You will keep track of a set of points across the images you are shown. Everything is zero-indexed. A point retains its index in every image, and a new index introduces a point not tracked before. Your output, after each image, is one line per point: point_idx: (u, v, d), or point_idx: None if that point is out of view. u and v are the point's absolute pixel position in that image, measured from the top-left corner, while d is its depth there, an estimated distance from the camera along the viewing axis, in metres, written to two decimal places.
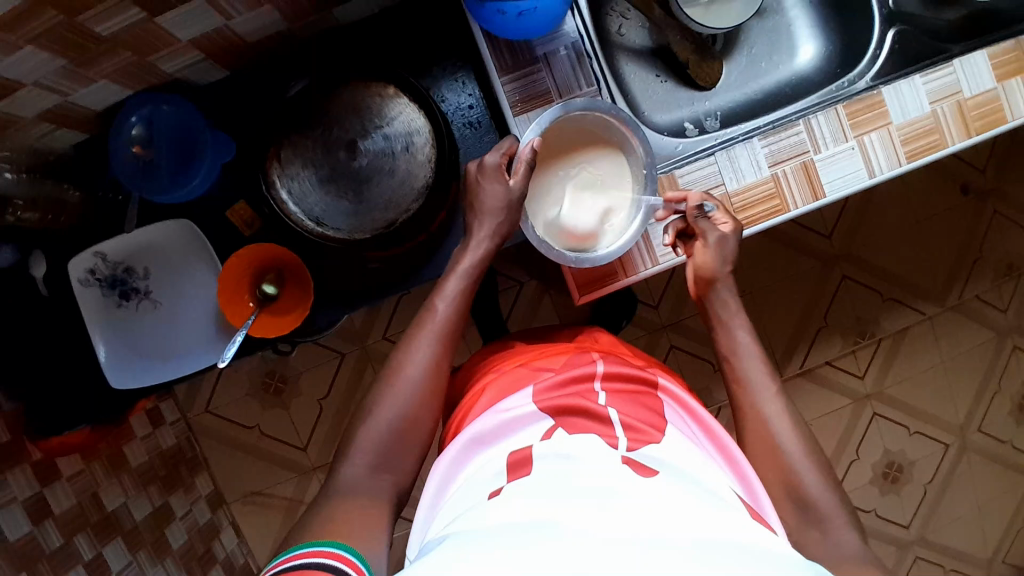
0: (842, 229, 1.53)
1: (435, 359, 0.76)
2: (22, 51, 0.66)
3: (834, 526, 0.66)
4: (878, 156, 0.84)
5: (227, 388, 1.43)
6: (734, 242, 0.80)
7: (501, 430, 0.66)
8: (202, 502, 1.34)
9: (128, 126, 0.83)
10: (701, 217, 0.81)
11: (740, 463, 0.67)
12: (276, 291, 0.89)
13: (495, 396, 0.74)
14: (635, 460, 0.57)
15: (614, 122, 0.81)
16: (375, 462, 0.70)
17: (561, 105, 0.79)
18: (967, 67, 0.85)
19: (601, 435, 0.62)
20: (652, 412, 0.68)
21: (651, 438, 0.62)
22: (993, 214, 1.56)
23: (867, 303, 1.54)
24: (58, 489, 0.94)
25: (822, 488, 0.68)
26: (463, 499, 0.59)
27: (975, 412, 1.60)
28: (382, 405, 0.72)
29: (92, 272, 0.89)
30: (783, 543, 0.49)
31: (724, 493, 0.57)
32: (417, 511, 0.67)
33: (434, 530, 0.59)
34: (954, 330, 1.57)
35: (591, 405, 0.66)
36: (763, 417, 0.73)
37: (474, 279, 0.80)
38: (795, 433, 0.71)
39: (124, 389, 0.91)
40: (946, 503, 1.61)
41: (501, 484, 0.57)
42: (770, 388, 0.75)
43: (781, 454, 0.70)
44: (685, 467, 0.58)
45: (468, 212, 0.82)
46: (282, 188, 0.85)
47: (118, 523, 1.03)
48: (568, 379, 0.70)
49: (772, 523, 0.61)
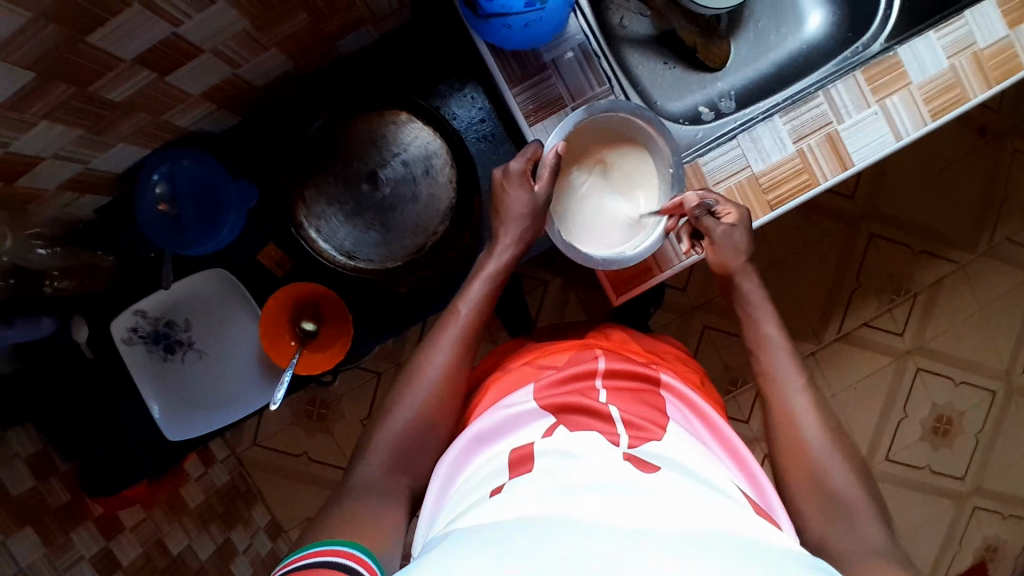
0: (863, 186, 1.50)
1: (453, 361, 0.76)
2: (39, 128, 0.67)
3: (859, 520, 0.64)
4: (903, 118, 0.82)
5: (271, 421, 1.46)
6: (743, 231, 0.79)
7: (504, 429, 0.67)
8: (261, 533, 1.37)
9: (151, 185, 0.84)
10: (706, 213, 0.79)
11: (749, 463, 0.68)
12: (315, 327, 0.88)
13: (498, 395, 0.75)
14: (636, 456, 0.58)
15: (638, 122, 0.80)
16: (391, 464, 0.70)
17: (584, 108, 0.78)
18: (979, 17, 0.83)
19: (600, 434, 0.62)
20: (652, 408, 0.68)
21: (651, 436, 0.63)
22: (1015, 152, 1.52)
23: (897, 259, 1.52)
24: (123, 540, 0.96)
25: (849, 480, 0.67)
26: (467, 498, 0.60)
27: (1018, 355, 1.57)
28: (400, 403, 0.73)
29: (134, 331, 0.90)
30: (785, 538, 0.50)
31: (720, 484, 0.58)
32: (421, 512, 0.65)
33: (437, 528, 0.59)
34: (989, 275, 1.54)
35: (589, 403, 0.67)
36: (789, 409, 0.72)
37: (497, 284, 0.81)
38: (822, 429, 0.70)
39: (183, 438, 0.91)
40: (999, 451, 1.59)
41: (503, 481, 0.58)
42: (798, 380, 0.74)
43: (805, 449, 0.69)
44: (690, 465, 0.59)
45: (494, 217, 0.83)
46: (311, 228, 0.85)
47: (185, 566, 1.05)
48: (569, 376, 0.71)
49: (779, 521, 0.61)
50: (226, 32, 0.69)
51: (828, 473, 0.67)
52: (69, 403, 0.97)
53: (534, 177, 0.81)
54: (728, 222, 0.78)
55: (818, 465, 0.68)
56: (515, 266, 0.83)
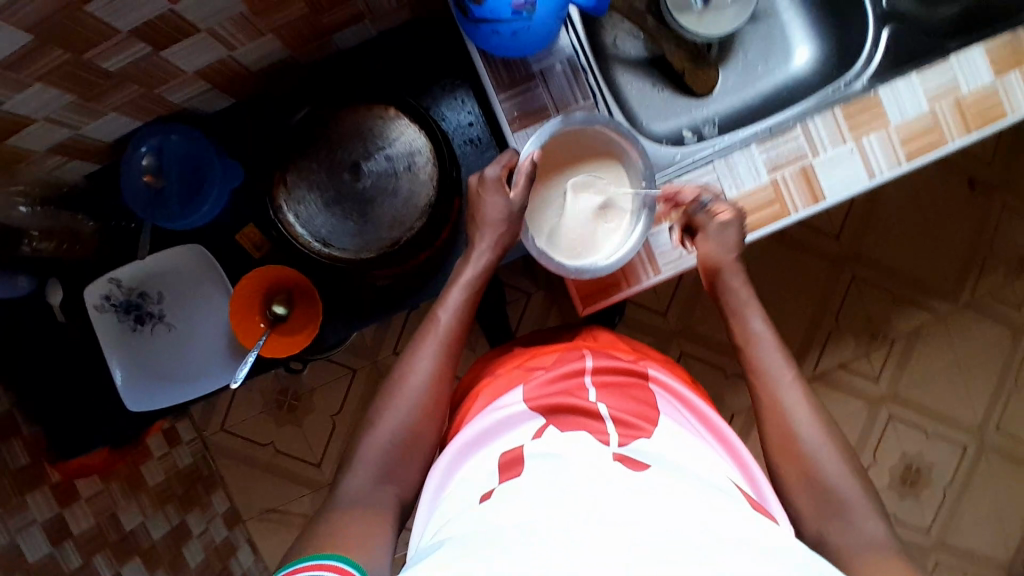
0: (849, 229, 1.52)
1: (439, 368, 0.78)
2: (31, 89, 0.69)
3: (856, 514, 0.65)
4: (878, 158, 0.84)
5: (243, 406, 1.46)
6: (735, 229, 0.80)
7: (497, 430, 0.69)
8: (219, 519, 1.38)
9: (139, 156, 0.86)
10: (701, 211, 0.81)
11: (739, 451, 0.70)
12: (286, 310, 0.90)
13: (491, 398, 0.77)
14: (625, 455, 0.59)
15: (612, 135, 0.82)
16: (377, 474, 0.71)
17: (561, 118, 0.80)
18: (963, 63, 0.85)
19: (590, 433, 0.64)
20: (641, 403, 0.71)
21: (642, 432, 0.65)
22: (1003, 208, 1.54)
23: (877, 303, 1.53)
24: (75, 510, 0.96)
25: (844, 472, 0.67)
26: (458, 500, 0.61)
27: (992, 411, 1.57)
28: (383, 415, 0.74)
29: (107, 298, 0.91)
30: (784, 535, 0.51)
31: (720, 483, 0.60)
32: (417, 515, 0.67)
33: (428, 536, 0.60)
34: (968, 328, 1.55)
35: (579, 402, 0.69)
36: (780, 406, 0.73)
37: (477, 290, 0.83)
38: (814, 422, 0.71)
39: (143, 411, 0.92)
40: (966, 506, 1.58)
41: (492, 485, 0.59)
42: (788, 374, 0.75)
43: (801, 446, 0.69)
44: (680, 460, 0.60)
45: (468, 224, 0.85)
46: (290, 212, 0.87)
47: (134, 542, 1.05)
48: (558, 375, 0.74)
49: (774, 511, 0.63)
50: (224, 14, 0.71)
51: (821, 467, 0.68)
52: (36, 364, 0.98)
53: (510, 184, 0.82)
54: (723, 219, 0.80)
55: (812, 460, 0.68)
56: (493, 271, 0.85)
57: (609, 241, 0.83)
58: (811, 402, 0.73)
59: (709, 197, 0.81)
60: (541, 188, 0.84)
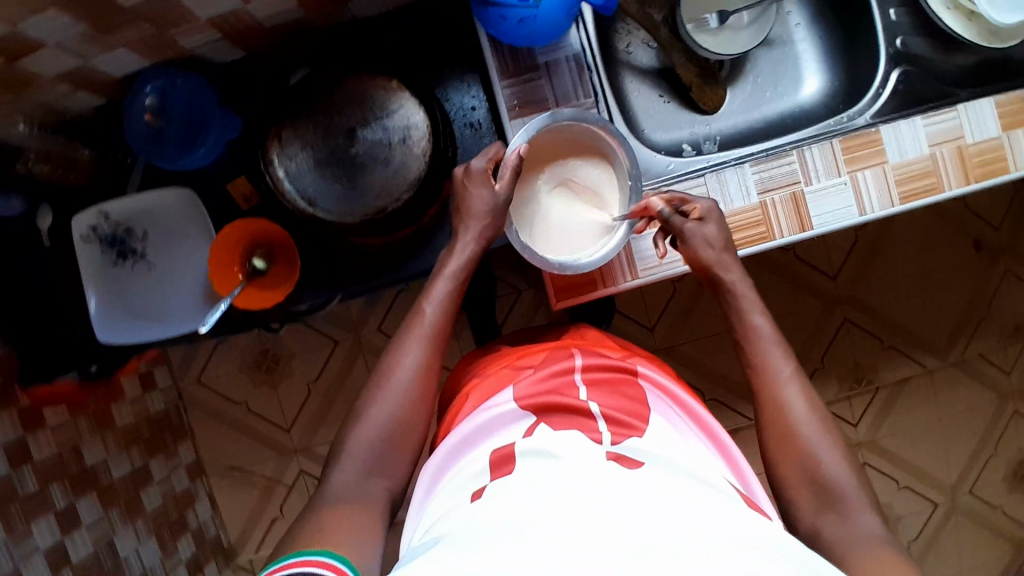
0: (847, 271, 1.51)
1: (424, 363, 0.79)
2: (45, 14, 0.68)
3: (852, 508, 0.67)
4: (870, 195, 0.84)
5: (221, 361, 1.46)
6: (716, 224, 0.80)
7: (489, 428, 0.71)
8: (182, 470, 1.41)
9: (143, 95, 0.86)
10: (675, 215, 0.80)
11: (731, 453, 0.73)
12: (265, 265, 0.90)
13: (479, 399, 0.78)
14: (620, 454, 0.62)
15: (600, 134, 0.82)
16: (367, 468, 0.73)
17: (550, 113, 0.80)
18: (972, 113, 0.85)
19: (583, 432, 0.67)
20: (628, 399, 0.74)
21: (634, 432, 0.68)
22: (1004, 272, 1.53)
23: (865, 349, 1.51)
24: (41, 437, 1.05)
25: (839, 465, 0.69)
26: (450, 498, 0.65)
27: (968, 473, 1.55)
28: (371, 410, 0.76)
29: (93, 230, 0.93)
30: (779, 527, 0.55)
31: (715, 482, 0.63)
32: (408, 517, 0.71)
33: (416, 536, 0.65)
34: (955, 387, 1.54)
35: (570, 401, 0.71)
36: (781, 398, 0.75)
37: (461, 282, 0.84)
38: (812, 417, 0.73)
39: (112, 344, 0.94)
40: (930, 564, 1.56)
41: (483, 484, 0.63)
42: (787, 369, 0.77)
43: (801, 439, 0.71)
44: (669, 455, 0.64)
45: (455, 215, 0.86)
46: (280, 167, 0.88)
47: (95, 479, 1.16)
48: (548, 373, 0.76)
49: (765, 507, 0.67)
50: None
51: (821, 460, 0.70)
52: (19, 286, 1.00)
53: (495, 176, 0.84)
54: (698, 219, 0.80)
55: (808, 450, 0.71)
56: (477, 262, 0.86)
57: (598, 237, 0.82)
58: (808, 396, 0.75)
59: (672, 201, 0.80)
60: (529, 184, 0.85)
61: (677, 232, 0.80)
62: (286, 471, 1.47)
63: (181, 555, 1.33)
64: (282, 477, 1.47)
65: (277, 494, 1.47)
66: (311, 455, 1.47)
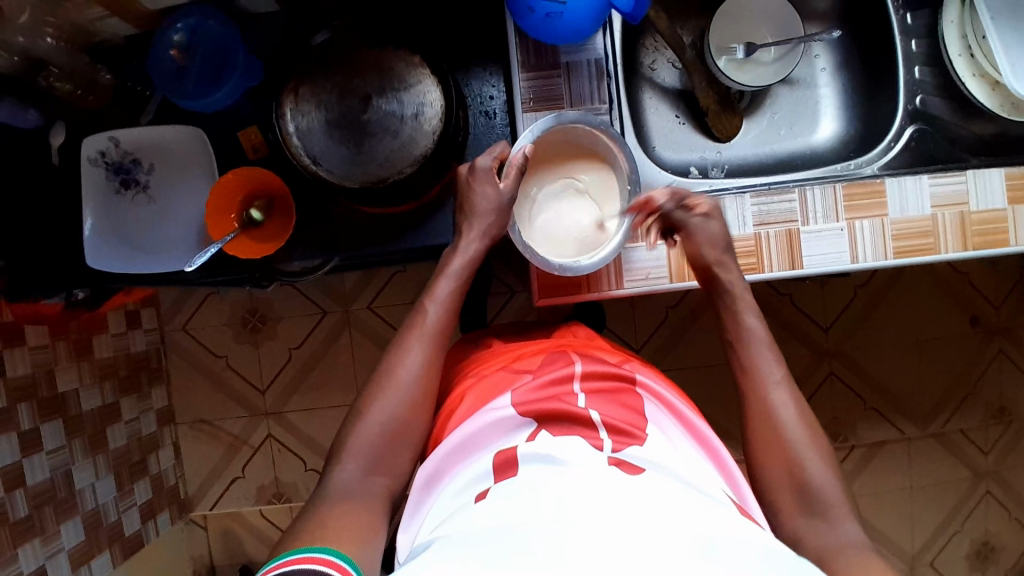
0: (841, 325, 1.49)
1: (425, 364, 0.79)
2: None
3: (829, 533, 0.68)
4: (865, 245, 0.85)
5: (207, 313, 1.44)
6: (719, 220, 0.83)
7: (486, 436, 0.71)
8: (152, 414, 1.41)
9: (172, 31, 0.88)
10: (679, 207, 0.83)
11: (729, 466, 0.74)
12: (261, 218, 0.92)
13: (477, 400, 0.77)
14: (622, 461, 0.64)
15: (603, 138, 0.84)
16: (365, 466, 0.74)
17: (555, 116, 0.82)
18: (979, 180, 0.85)
19: (584, 438, 0.68)
20: (626, 408, 0.73)
21: (633, 440, 0.68)
22: (998, 352, 1.52)
23: (847, 407, 1.50)
24: (16, 355, 1.10)
25: (819, 476, 0.71)
26: (453, 502, 0.66)
27: (931, 547, 1.53)
28: (372, 407, 0.76)
29: (102, 155, 0.95)
30: (769, 538, 0.56)
31: (713, 493, 0.65)
32: (404, 516, 0.73)
33: (421, 536, 0.66)
34: (932, 457, 1.52)
35: (570, 408, 0.71)
36: (770, 407, 0.76)
37: (464, 280, 0.84)
38: (799, 429, 0.74)
39: (102, 269, 0.96)
40: None
41: (488, 485, 0.64)
42: (776, 377, 0.78)
43: (788, 461, 0.72)
44: (668, 467, 0.65)
45: (459, 212, 0.86)
46: (291, 121, 0.89)
47: (64, 407, 1.19)
48: (546, 381, 0.75)
49: (755, 517, 0.69)
50: None
51: (795, 475, 0.72)
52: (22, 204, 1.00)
53: (499, 175, 0.85)
54: (702, 217, 0.82)
55: (790, 457, 0.72)
56: (482, 259, 0.86)
57: (594, 243, 0.84)
58: (793, 402, 0.76)
59: (682, 194, 0.84)
60: (527, 186, 0.87)
61: (680, 224, 0.83)
62: (254, 432, 1.45)
63: (137, 497, 1.34)
64: (249, 437, 1.45)
65: (240, 454, 1.46)
66: (280, 421, 1.45)
